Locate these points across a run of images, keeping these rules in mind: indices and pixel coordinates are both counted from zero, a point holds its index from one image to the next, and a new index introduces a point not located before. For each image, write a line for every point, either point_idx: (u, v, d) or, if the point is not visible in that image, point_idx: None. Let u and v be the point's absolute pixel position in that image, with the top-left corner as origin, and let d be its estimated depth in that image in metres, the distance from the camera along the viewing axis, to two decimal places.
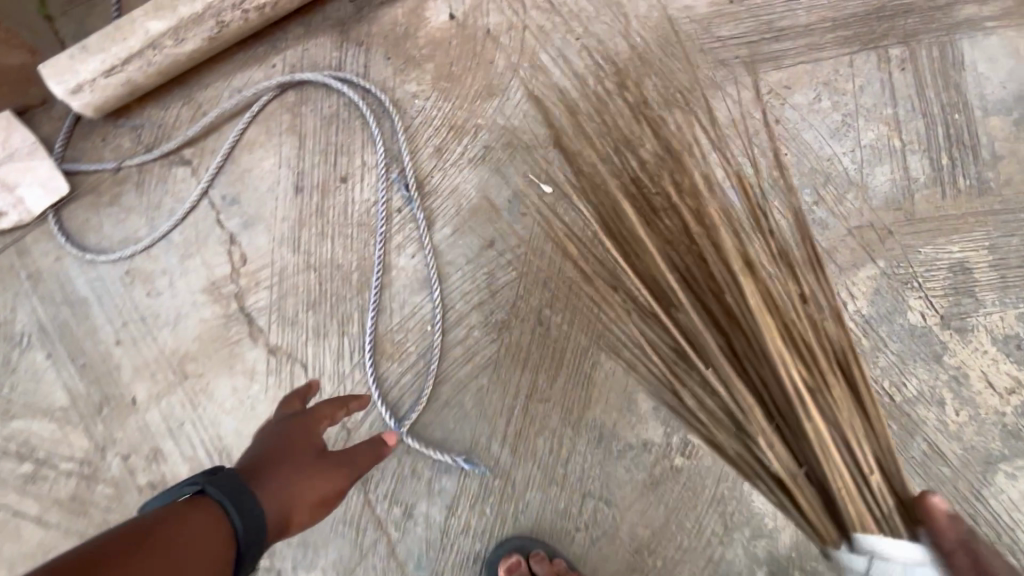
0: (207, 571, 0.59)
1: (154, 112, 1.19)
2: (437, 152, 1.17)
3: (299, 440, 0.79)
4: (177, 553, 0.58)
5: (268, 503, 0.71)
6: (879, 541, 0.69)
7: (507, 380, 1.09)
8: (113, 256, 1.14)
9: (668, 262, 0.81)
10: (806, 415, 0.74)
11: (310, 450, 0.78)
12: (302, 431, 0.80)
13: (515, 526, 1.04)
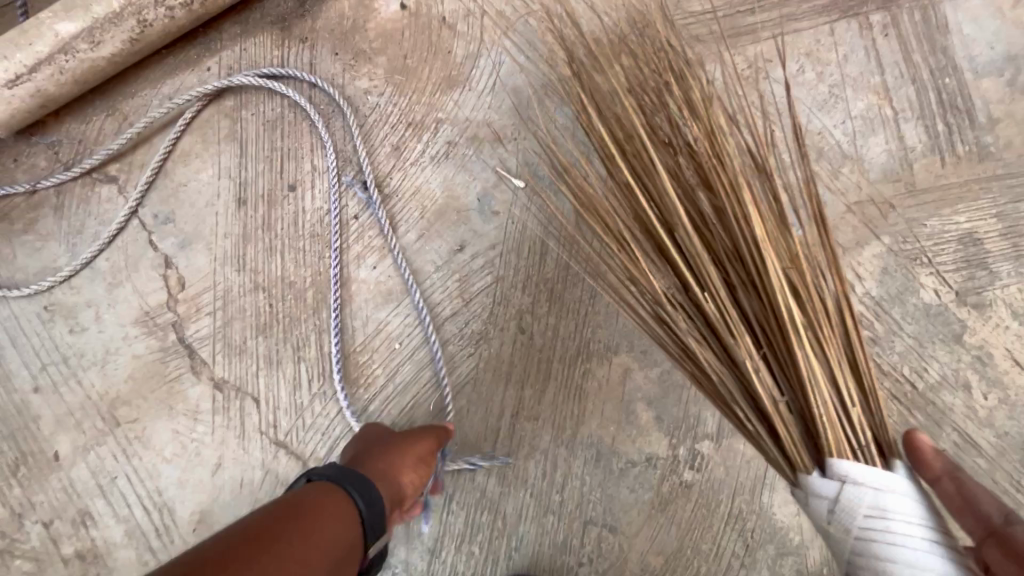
0: (334, 554, 0.61)
1: (73, 126, 1.06)
2: (396, 151, 1.06)
3: (411, 463, 0.78)
4: (309, 539, 0.60)
5: (382, 487, 0.73)
6: (853, 469, 0.60)
7: (489, 398, 0.96)
8: (27, 291, 0.99)
9: (658, 165, 0.66)
10: (798, 329, 0.62)
11: (422, 470, 0.78)
12: (422, 455, 0.79)
13: (509, 567, 0.90)
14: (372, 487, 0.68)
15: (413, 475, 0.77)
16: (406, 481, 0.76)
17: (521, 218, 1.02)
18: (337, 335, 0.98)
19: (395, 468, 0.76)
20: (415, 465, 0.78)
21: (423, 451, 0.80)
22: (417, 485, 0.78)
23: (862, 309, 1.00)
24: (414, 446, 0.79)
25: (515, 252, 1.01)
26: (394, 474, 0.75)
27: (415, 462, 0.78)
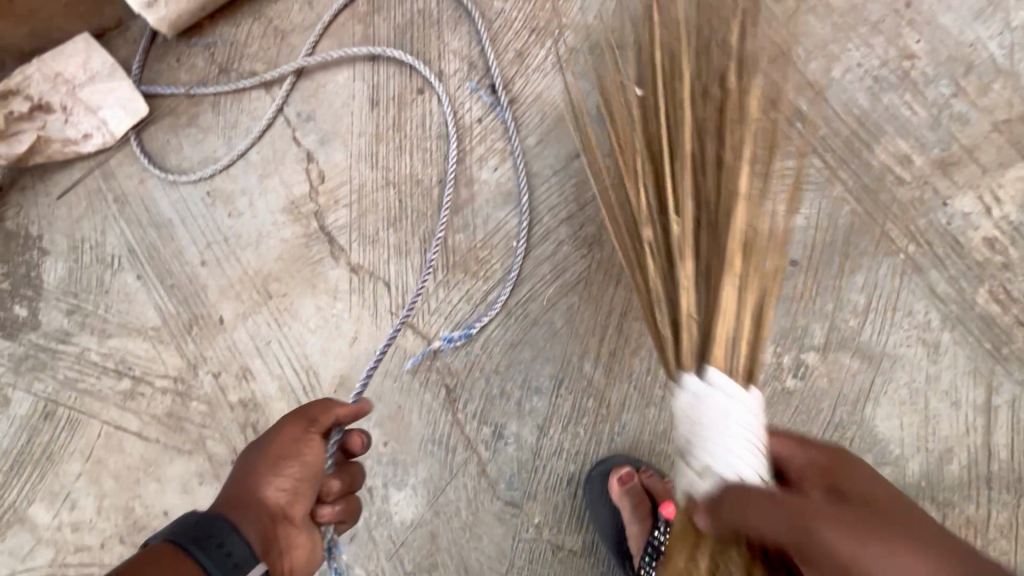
0: None
1: (226, 29, 1.16)
2: (519, 58, 1.09)
3: (286, 467, 0.75)
4: None
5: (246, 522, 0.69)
6: (722, 380, 0.69)
7: (600, 297, 1.02)
8: (194, 177, 1.13)
9: (723, 108, 0.77)
10: (707, 253, 0.75)
11: (291, 466, 0.75)
12: (300, 455, 0.76)
13: (612, 448, 0.98)
14: (209, 528, 0.65)
15: (292, 477, 0.75)
16: (285, 489, 0.74)
17: None
18: (459, 230, 1.06)
19: (265, 485, 0.74)
20: (296, 467, 0.75)
21: (305, 450, 0.76)
22: (304, 486, 0.76)
23: (996, 233, 0.97)
24: (279, 449, 0.76)
25: None
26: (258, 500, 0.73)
27: (294, 464, 0.75)
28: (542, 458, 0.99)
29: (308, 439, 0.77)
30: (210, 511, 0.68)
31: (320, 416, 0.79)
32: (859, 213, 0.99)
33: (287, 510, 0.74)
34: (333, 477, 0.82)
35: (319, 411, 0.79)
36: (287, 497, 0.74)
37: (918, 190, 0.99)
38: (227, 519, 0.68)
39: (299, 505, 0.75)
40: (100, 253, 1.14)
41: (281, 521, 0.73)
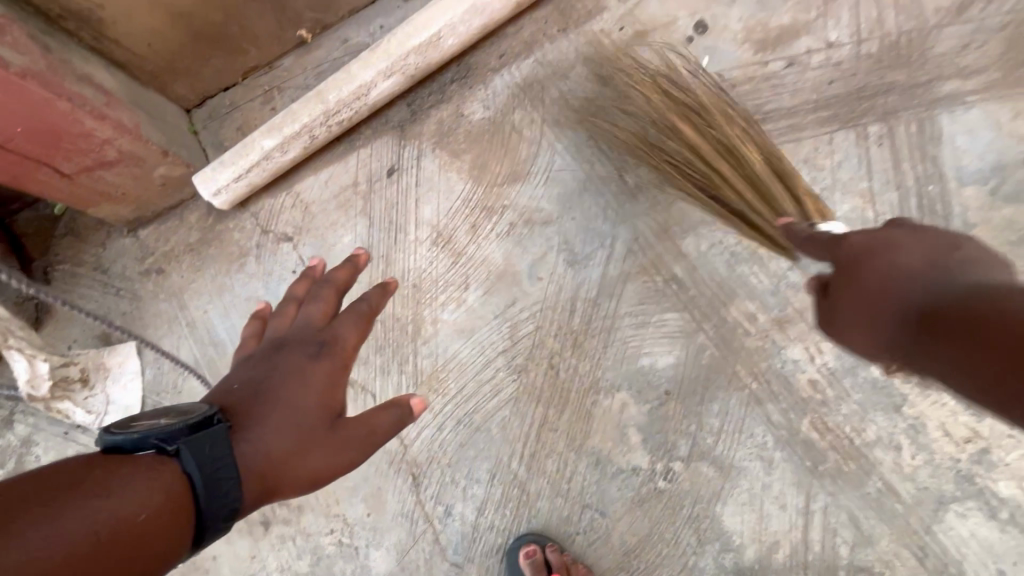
0: (303, 428, 0.81)
1: (266, 200, 1.61)
2: (473, 228, 1.49)
3: (308, 387, 0.84)
4: (345, 438, 0.83)
5: (262, 446, 0.77)
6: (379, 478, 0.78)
7: (525, 412, 1.38)
8: (178, 339, 1.60)
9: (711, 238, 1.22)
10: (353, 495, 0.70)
11: (352, 334, 0.91)
12: (318, 376, 0.85)
13: (529, 526, 1.35)
14: (224, 489, 0.67)
15: (108, 513, 0.59)
16: (306, 418, 0.82)
17: (558, 283, 1.42)
18: (425, 357, 1.46)
19: (266, 420, 0.79)
20: (332, 439, 0.83)
21: (77, 493, 0.59)
22: (321, 409, 0.83)
23: (820, 377, 1.27)
24: (362, 420, 0.85)
25: (552, 308, 1.41)
26: (121, 466, 0.64)
27: (300, 386, 0.83)
28: (479, 531, 1.36)
29: (94, 478, 0.61)
30: (173, 426, 0.68)
31: (343, 339, 0.90)
32: (715, 357, 1.32)
33: (141, 532, 0.59)
34: (282, 323, 0.94)
35: (365, 321, 0.94)
36: (256, 460, 0.75)
37: (762, 341, 1.30)
38: (171, 450, 0.66)
39: (244, 394, 0.82)
40: (176, 363, 1.59)
41: (334, 474, 0.82)
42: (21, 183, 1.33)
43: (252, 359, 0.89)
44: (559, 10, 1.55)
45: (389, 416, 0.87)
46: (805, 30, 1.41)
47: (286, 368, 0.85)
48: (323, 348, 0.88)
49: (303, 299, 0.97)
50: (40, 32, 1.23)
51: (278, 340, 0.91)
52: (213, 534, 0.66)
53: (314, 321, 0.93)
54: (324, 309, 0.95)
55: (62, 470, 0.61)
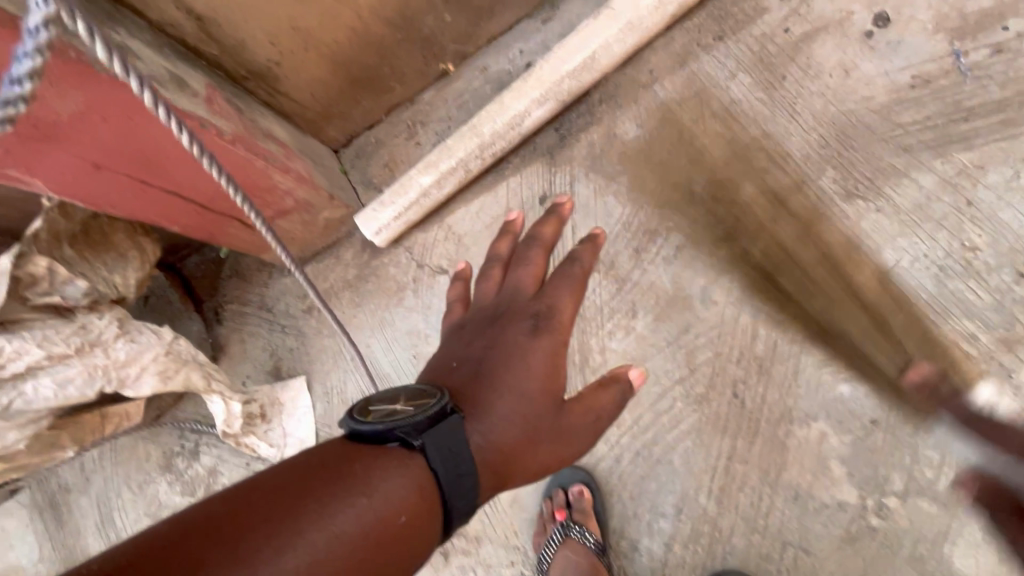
0: (532, 413, 0.84)
1: (419, 234, 1.64)
2: (636, 253, 1.44)
3: (529, 367, 0.86)
4: (569, 421, 0.87)
5: (499, 430, 0.81)
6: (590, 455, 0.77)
7: (710, 443, 1.32)
8: (345, 373, 1.66)
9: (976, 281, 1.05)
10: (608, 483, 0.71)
11: (568, 307, 0.93)
12: (537, 355, 0.87)
13: (724, 563, 1.29)
14: (466, 484, 0.71)
15: (355, 515, 0.62)
16: (531, 403, 0.84)
17: (736, 307, 1.35)
18: None
19: (495, 404, 0.83)
20: (554, 423, 0.86)
21: (342, 488, 0.63)
22: (543, 394, 0.85)
23: None
24: (584, 407, 0.88)
25: (731, 334, 1.35)
26: (378, 457, 0.68)
27: (524, 372, 0.85)
28: (668, 567, 1.32)
29: (350, 471, 0.65)
30: (415, 419, 0.71)
31: (559, 312, 0.91)
32: (930, 383, 1.21)
33: (398, 531, 0.64)
34: (492, 287, 1.01)
35: (577, 290, 0.95)
36: (494, 445, 0.79)
37: (986, 364, 1.18)
38: (418, 445, 0.69)
39: (469, 371, 0.87)
40: (345, 397, 1.66)
41: (560, 457, 0.86)
42: (216, 238, 1.42)
43: (467, 333, 0.95)
44: (713, 17, 1.47)
45: (608, 394, 0.91)
46: (1013, 12, 1.26)
47: (507, 347, 0.88)
48: (538, 324, 0.90)
49: (512, 264, 1.01)
50: (232, 95, 1.30)
51: (492, 311, 0.96)
52: (457, 523, 0.71)
53: (524, 290, 0.97)
54: (534, 274, 0.99)
55: (325, 460, 0.66)
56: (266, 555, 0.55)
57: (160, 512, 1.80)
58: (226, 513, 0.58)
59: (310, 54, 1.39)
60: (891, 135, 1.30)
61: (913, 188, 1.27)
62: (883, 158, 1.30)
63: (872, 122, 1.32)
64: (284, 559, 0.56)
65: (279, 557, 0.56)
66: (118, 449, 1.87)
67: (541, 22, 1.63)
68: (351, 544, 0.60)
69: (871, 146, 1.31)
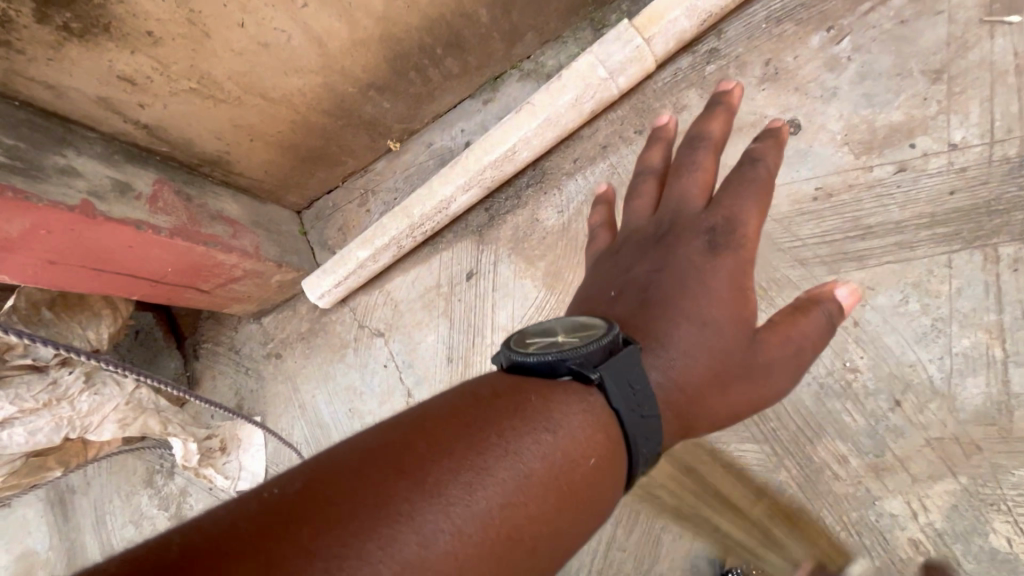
0: (706, 358, 0.72)
1: (361, 298, 1.79)
2: None
3: (709, 291, 0.74)
4: (759, 356, 0.74)
5: (676, 365, 0.71)
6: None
7: (593, 527, 1.41)
8: (293, 418, 1.85)
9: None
10: None
11: (757, 216, 0.79)
12: (719, 277, 0.74)
13: None
14: (649, 425, 0.63)
15: (556, 447, 0.57)
16: (720, 337, 0.73)
17: None
18: None
19: (677, 335, 0.72)
20: (747, 358, 0.74)
21: (519, 424, 0.57)
22: (733, 324, 0.73)
23: (923, 537, 1.15)
24: (782, 341, 0.75)
25: None
26: (556, 386, 0.61)
27: (701, 302, 0.73)
28: None
29: (531, 408, 0.58)
30: (588, 350, 0.63)
31: (743, 226, 0.77)
32: (798, 498, 1.24)
33: (587, 476, 0.58)
34: (655, 202, 0.92)
35: (763, 207, 0.80)
36: (674, 380, 0.70)
37: (853, 487, 1.20)
38: (595, 379, 0.62)
39: (638, 298, 0.77)
40: (291, 439, 1.84)
41: (759, 397, 0.74)
42: (176, 301, 1.61)
43: (627, 252, 0.87)
44: (636, 110, 1.51)
45: (814, 315, 0.78)
46: (921, 129, 1.25)
47: (688, 265, 0.77)
48: (716, 242, 0.78)
49: (671, 173, 0.91)
50: (182, 184, 1.47)
51: (659, 225, 0.86)
52: (643, 464, 0.64)
53: (692, 202, 0.85)
54: (703, 181, 0.87)
55: (507, 392, 0.60)
56: (456, 484, 0.51)
57: (140, 521, 2.06)
58: (400, 443, 0.54)
59: (256, 143, 1.54)
60: (789, 247, 1.32)
61: None
62: (779, 269, 1.32)
63: (773, 230, 1.34)
64: (476, 495, 0.51)
65: (469, 493, 0.51)
66: (112, 462, 2.14)
67: (482, 103, 1.71)
68: (535, 484, 0.54)
69: (769, 254, 1.33)
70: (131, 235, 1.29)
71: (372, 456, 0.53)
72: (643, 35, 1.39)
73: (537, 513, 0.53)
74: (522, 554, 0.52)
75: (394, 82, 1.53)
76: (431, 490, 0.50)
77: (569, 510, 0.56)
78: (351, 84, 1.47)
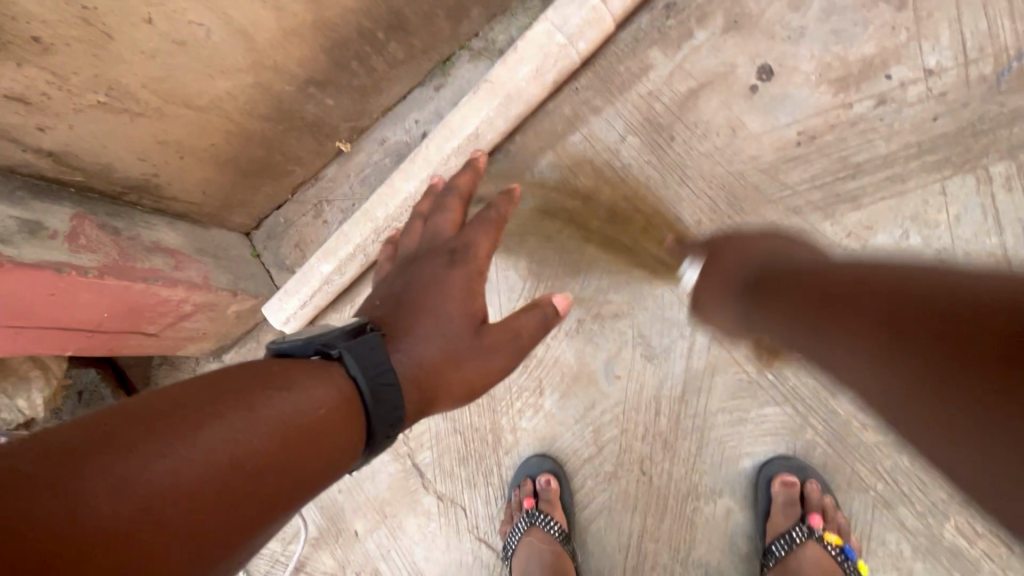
0: (440, 347, 0.76)
1: (332, 317, 1.63)
2: None
3: (446, 293, 0.81)
4: (484, 344, 0.80)
5: (422, 354, 0.74)
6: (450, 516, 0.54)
7: (622, 520, 1.33)
8: None
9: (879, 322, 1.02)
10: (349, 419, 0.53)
11: (489, 236, 0.89)
12: (453, 281, 0.82)
13: None
14: (386, 393, 0.65)
15: (290, 401, 0.58)
16: (453, 326, 0.78)
17: (638, 382, 1.33)
18: (510, 467, 1.43)
19: (415, 328, 0.76)
20: (475, 345, 0.79)
21: (260, 386, 0.57)
22: (463, 317, 0.80)
23: None
24: (506, 329, 0.82)
25: (635, 410, 1.33)
26: (296, 364, 0.63)
27: (435, 304, 0.79)
28: None
29: (276, 373, 0.60)
30: (333, 333, 0.68)
31: (475, 245, 0.86)
32: (829, 455, 1.19)
33: (322, 425, 0.58)
34: (415, 239, 0.94)
35: (494, 228, 0.90)
36: (417, 362, 0.73)
37: (883, 435, 1.16)
38: (335, 354, 0.65)
39: (392, 304, 0.81)
40: None
41: (481, 380, 0.79)
42: (119, 351, 1.43)
43: (392, 277, 0.89)
44: (599, 76, 1.41)
45: (537, 311, 0.85)
46: (895, 59, 1.21)
47: (420, 279, 0.83)
48: (457, 257, 0.85)
49: (428, 217, 0.96)
50: (107, 217, 1.29)
51: (412, 256, 0.91)
52: (382, 429, 0.65)
53: (443, 232, 0.91)
54: (452, 220, 0.93)
55: (249, 365, 0.61)
56: (197, 428, 0.51)
57: None
58: (144, 403, 0.52)
59: (188, 160, 1.36)
60: (780, 197, 1.26)
61: (803, 252, 1.23)
62: (774, 221, 1.26)
63: (761, 183, 1.28)
64: (219, 430, 0.52)
65: (216, 426, 0.52)
66: None
67: (434, 89, 1.59)
68: (275, 429, 0.55)
69: (760, 209, 1.28)
70: (35, 284, 1.10)
71: (123, 409, 0.51)
72: None
73: (275, 453, 0.54)
74: (258, 485, 0.52)
75: (335, 75, 1.39)
76: (173, 428, 0.50)
77: (311, 458, 0.57)
78: (287, 81, 1.32)
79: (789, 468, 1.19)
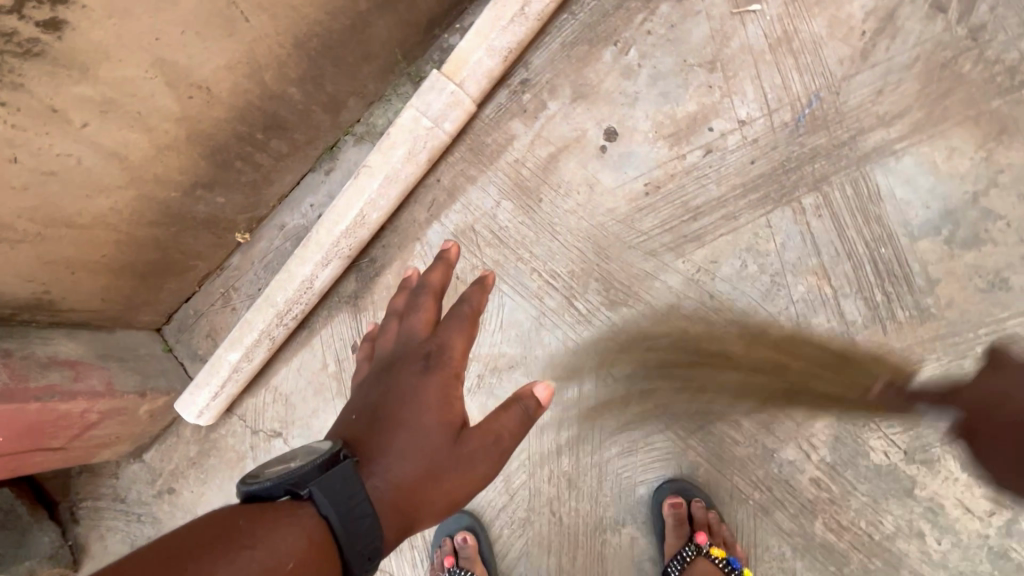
0: (416, 466, 0.75)
1: (248, 401, 1.66)
2: None
3: (421, 407, 0.78)
4: (461, 456, 0.78)
5: (396, 478, 0.73)
6: None
7: (539, 563, 1.39)
8: None
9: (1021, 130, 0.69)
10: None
11: (464, 334, 0.84)
12: (429, 394, 0.79)
13: None
14: (364, 524, 0.66)
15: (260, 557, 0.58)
16: (428, 439, 0.77)
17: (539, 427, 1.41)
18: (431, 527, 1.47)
19: (389, 449, 0.75)
20: (453, 456, 0.78)
21: (224, 550, 0.58)
22: (440, 429, 0.78)
23: (821, 473, 1.26)
24: (484, 435, 0.80)
25: (539, 455, 1.40)
26: (266, 513, 0.63)
27: (410, 419, 0.77)
28: None
29: (245, 525, 0.61)
30: (304, 468, 0.66)
31: (451, 350, 0.82)
32: (710, 473, 1.30)
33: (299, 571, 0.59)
34: (390, 335, 0.88)
35: (469, 325, 0.85)
36: (393, 488, 0.72)
37: (751, 448, 1.28)
38: (305, 495, 0.65)
39: (365, 421, 0.78)
40: None
41: (461, 491, 0.78)
42: (23, 471, 1.43)
43: (365, 382, 0.84)
44: (470, 149, 1.55)
45: (518, 410, 0.82)
46: (714, 113, 1.38)
47: (397, 388, 0.80)
48: (431, 363, 0.81)
49: (400, 312, 0.89)
50: None
51: (386, 356, 0.86)
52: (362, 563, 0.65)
53: (417, 334, 0.85)
54: (427, 317, 0.87)
55: (214, 523, 0.61)
56: None
57: None
58: None
59: (80, 274, 1.40)
60: (637, 242, 1.40)
61: (663, 289, 1.37)
62: (635, 265, 1.40)
63: (620, 231, 1.42)
64: None
65: None
66: None
67: (325, 174, 1.69)
68: None
69: (622, 254, 1.41)
70: None
71: None
72: (454, 81, 1.46)
73: None
74: None
75: (221, 176, 1.47)
76: None
77: None
78: (171, 189, 1.39)
79: (677, 491, 1.29)
